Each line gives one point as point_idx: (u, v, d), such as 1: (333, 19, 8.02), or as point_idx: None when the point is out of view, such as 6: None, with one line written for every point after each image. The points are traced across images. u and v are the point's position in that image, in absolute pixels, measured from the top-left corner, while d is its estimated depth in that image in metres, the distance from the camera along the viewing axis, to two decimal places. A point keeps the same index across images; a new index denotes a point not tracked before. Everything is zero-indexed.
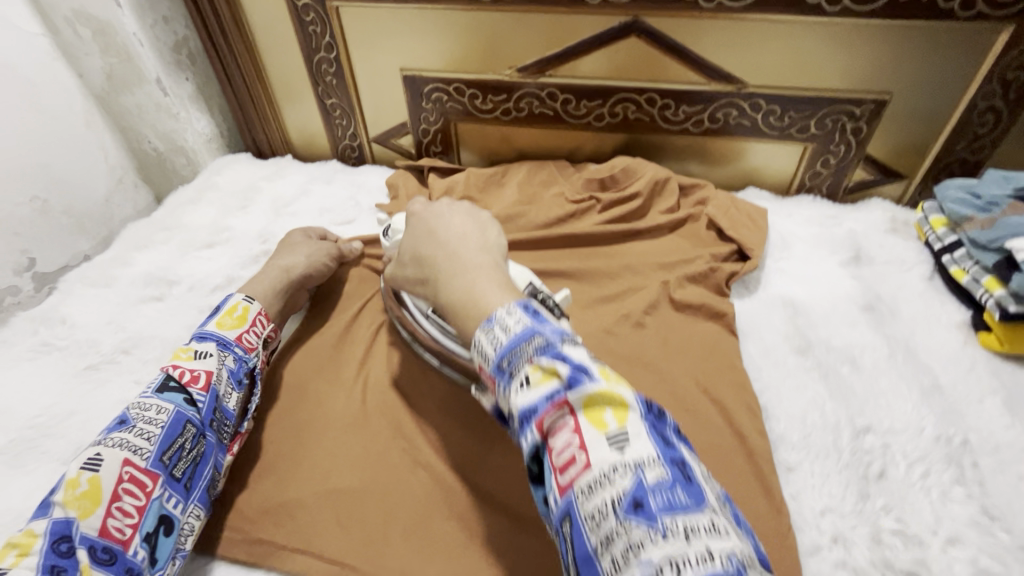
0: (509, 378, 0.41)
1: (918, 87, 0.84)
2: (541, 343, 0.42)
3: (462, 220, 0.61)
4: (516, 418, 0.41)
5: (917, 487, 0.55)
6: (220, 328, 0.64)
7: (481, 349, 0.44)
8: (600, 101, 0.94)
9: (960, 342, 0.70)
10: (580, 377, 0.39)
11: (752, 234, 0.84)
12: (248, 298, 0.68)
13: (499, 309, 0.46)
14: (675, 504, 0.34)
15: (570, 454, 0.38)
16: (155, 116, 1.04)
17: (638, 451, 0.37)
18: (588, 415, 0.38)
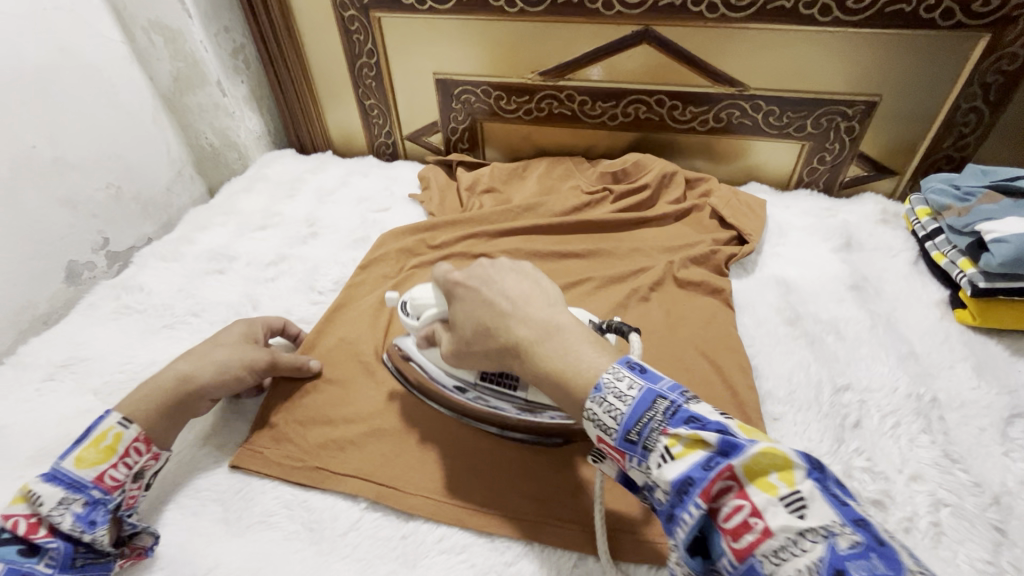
0: (644, 452, 0.42)
1: (906, 89, 0.92)
2: (668, 408, 0.42)
3: (513, 278, 0.56)
4: (664, 491, 0.40)
5: (887, 435, 0.63)
6: (77, 466, 0.53)
7: (596, 418, 0.44)
8: (614, 102, 1.04)
9: (937, 317, 0.78)
10: (735, 442, 0.38)
11: (751, 222, 0.93)
12: (124, 420, 0.57)
13: (606, 374, 0.45)
14: (881, 574, 0.31)
15: (740, 522, 0.36)
16: (213, 115, 1.15)
17: (822, 516, 0.35)
18: (753, 482, 0.37)
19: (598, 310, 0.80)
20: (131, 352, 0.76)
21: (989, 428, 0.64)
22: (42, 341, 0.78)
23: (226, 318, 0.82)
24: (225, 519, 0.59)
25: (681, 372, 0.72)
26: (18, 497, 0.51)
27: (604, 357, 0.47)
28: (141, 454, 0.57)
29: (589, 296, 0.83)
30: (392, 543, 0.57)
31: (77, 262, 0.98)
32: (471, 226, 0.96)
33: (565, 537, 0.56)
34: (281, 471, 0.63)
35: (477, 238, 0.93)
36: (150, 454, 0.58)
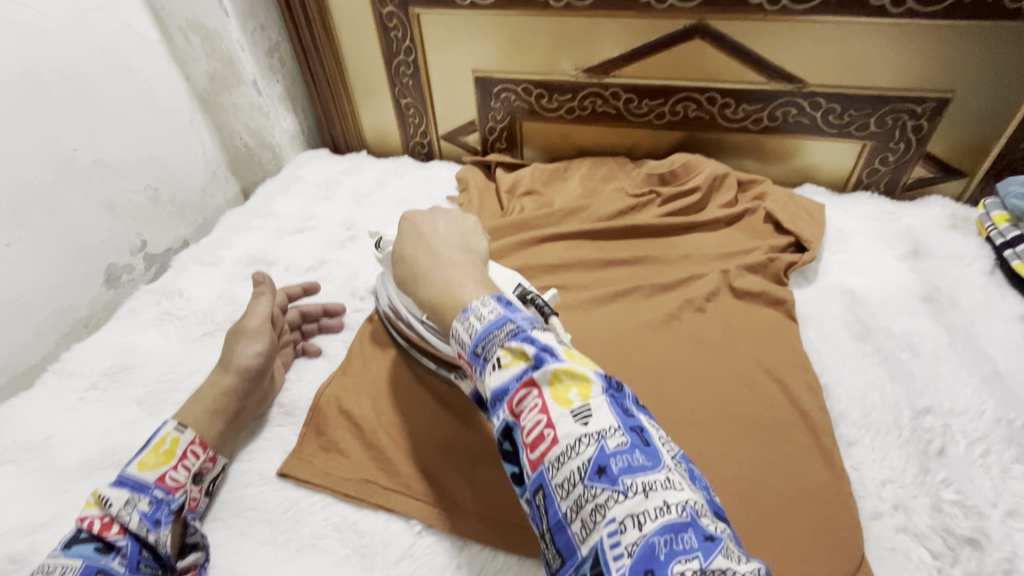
0: (483, 363, 0.45)
1: (982, 85, 0.86)
2: (512, 330, 0.45)
3: (442, 226, 0.61)
4: (489, 399, 0.44)
5: (977, 464, 0.58)
6: (138, 469, 0.55)
7: (458, 337, 0.48)
8: (662, 100, 0.99)
9: (1021, 332, 0.72)
10: (546, 358, 0.42)
11: (810, 227, 0.87)
12: (179, 425, 0.59)
13: (475, 301, 0.49)
14: (637, 466, 0.37)
15: (538, 430, 0.40)
16: (248, 115, 1.14)
17: (601, 421, 0.39)
18: (553, 392, 0.41)
19: (651, 321, 0.76)
20: (174, 360, 0.75)
21: None
22: (85, 347, 0.77)
23: None
24: (274, 541, 0.57)
25: (744, 390, 0.67)
26: (87, 501, 0.53)
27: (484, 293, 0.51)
28: (198, 459, 0.58)
29: (641, 306, 0.79)
30: (447, 572, 0.54)
31: (116, 265, 0.98)
32: (514, 230, 0.93)
33: None
34: (331, 484, 0.61)
35: (521, 243, 0.90)
36: (206, 460, 0.59)
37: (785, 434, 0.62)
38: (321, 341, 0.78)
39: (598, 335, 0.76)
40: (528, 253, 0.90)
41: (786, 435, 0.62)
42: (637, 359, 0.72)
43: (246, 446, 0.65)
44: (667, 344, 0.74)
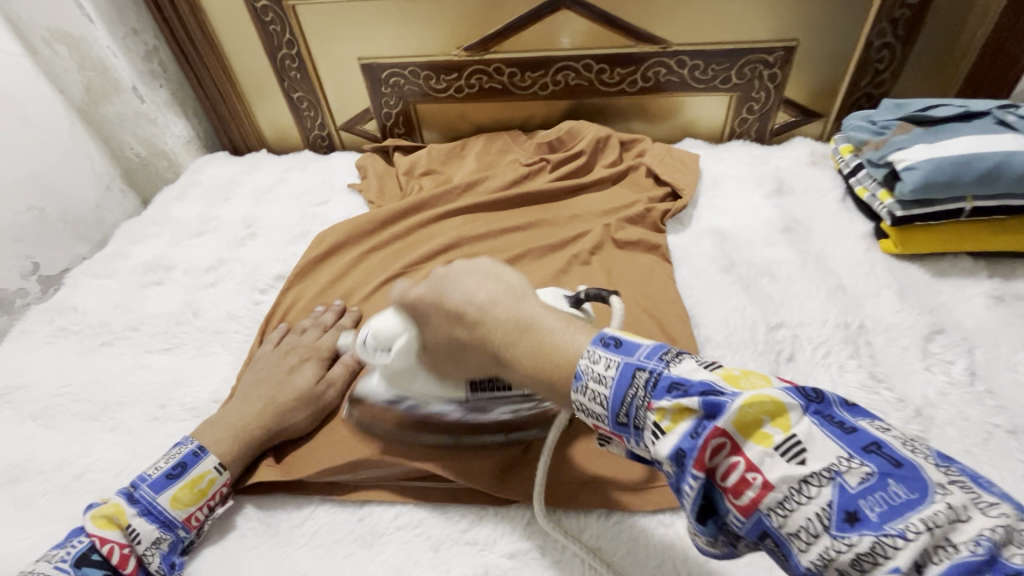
0: (636, 432, 0.38)
1: (820, 32, 0.94)
2: (650, 379, 0.37)
3: (471, 280, 0.51)
4: (666, 468, 0.36)
5: (819, 364, 0.66)
6: (171, 506, 0.54)
7: (585, 408, 0.40)
8: (542, 71, 1.03)
9: (863, 249, 0.81)
10: (718, 402, 0.34)
11: (684, 176, 0.95)
12: (219, 467, 0.58)
13: (581, 359, 0.40)
14: (899, 502, 0.29)
15: (737, 479, 0.33)
16: (135, 124, 1.11)
17: (822, 456, 0.32)
18: (749, 436, 0.33)
19: (541, 279, 0.81)
20: (70, 373, 0.74)
21: (911, 346, 0.67)
22: None
23: (166, 328, 0.80)
24: None
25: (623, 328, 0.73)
26: (103, 521, 0.52)
27: (588, 334, 0.42)
28: (221, 503, 0.59)
29: (533, 266, 0.84)
30: (349, 527, 0.57)
31: (6, 290, 0.95)
32: (412, 209, 0.95)
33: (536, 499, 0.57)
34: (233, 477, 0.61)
35: (418, 221, 0.92)
36: (225, 505, 0.59)
37: None
38: (222, 336, 0.78)
39: None
40: (427, 229, 0.92)
41: None
42: None
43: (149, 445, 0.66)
44: None
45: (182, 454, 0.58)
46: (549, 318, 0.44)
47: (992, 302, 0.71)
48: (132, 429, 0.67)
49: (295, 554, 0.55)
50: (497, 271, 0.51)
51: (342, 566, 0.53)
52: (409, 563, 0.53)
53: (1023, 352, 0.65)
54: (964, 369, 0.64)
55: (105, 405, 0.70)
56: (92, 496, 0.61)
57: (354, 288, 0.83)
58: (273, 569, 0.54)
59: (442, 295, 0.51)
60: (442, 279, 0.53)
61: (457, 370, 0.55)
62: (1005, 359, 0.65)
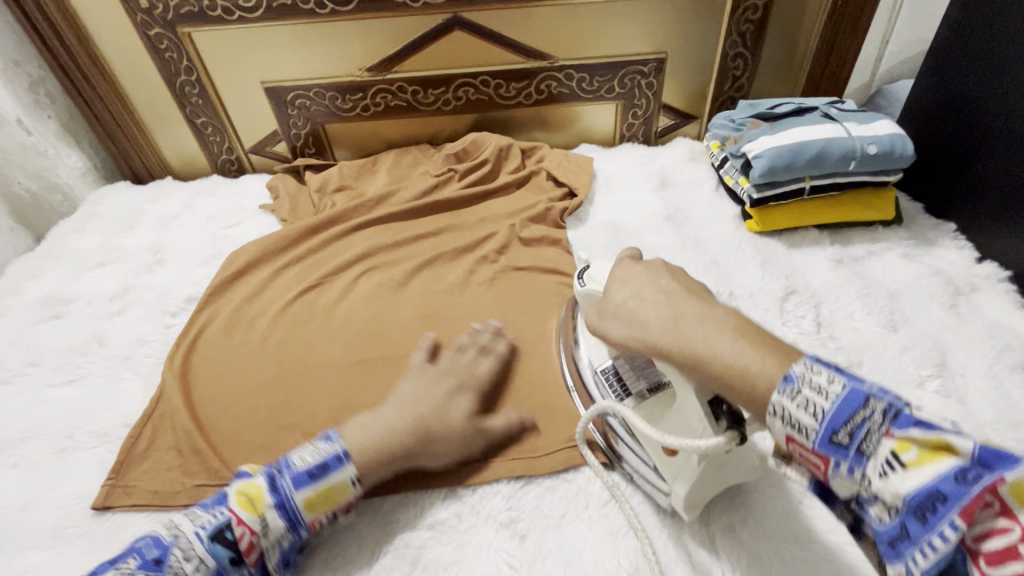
0: (861, 457, 0.37)
1: (684, 45, 1.08)
2: (887, 410, 0.37)
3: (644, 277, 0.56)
4: (897, 511, 0.35)
5: None
6: (305, 507, 0.53)
7: (788, 416, 0.40)
8: (444, 88, 1.10)
9: (733, 229, 0.93)
10: (996, 451, 0.33)
11: (579, 177, 1.04)
12: (355, 480, 0.55)
13: (795, 366, 0.41)
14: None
15: (1002, 545, 0.31)
16: (22, 156, 1.06)
17: None
18: None
19: (453, 279, 0.86)
20: None
21: (772, 307, 0.78)
22: None
23: (69, 361, 0.77)
24: (94, 549, 0.57)
25: (525, 314, 0.80)
26: (244, 500, 0.52)
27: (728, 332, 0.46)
28: (342, 513, 0.57)
29: (445, 269, 0.89)
30: None
31: None
32: (325, 224, 0.97)
33: (454, 479, 0.61)
34: (145, 498, 0.61)
35: (333, 234, 0.95)
36: (345, 516, 0.57)
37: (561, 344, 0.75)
38: (131, 362, 0.77)
39: (408, 302, 0.84)
40: (341, 242, 0.95)
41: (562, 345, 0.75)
42: (443, 312, 0.81)
43: (58, 475, 0.64)
44: (469, 297, 0.84)
45: (327, 454, 0.55)
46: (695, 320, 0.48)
47: (834, 265, 0.84)
48: (35, 463, 0.65)
49: None
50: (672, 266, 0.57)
51: None
52: (334, 550, 0.56)
53: (857, 303, 0.78)
54: (812, 321, 0.76)
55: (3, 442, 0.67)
56: None
57: (270, 303, 0.84)
58: None
59: (633, 272, 0.57)
60: (626, 265, 0.58)
61: (608, 332, 0.55)
62: (844, 310, 0.77)
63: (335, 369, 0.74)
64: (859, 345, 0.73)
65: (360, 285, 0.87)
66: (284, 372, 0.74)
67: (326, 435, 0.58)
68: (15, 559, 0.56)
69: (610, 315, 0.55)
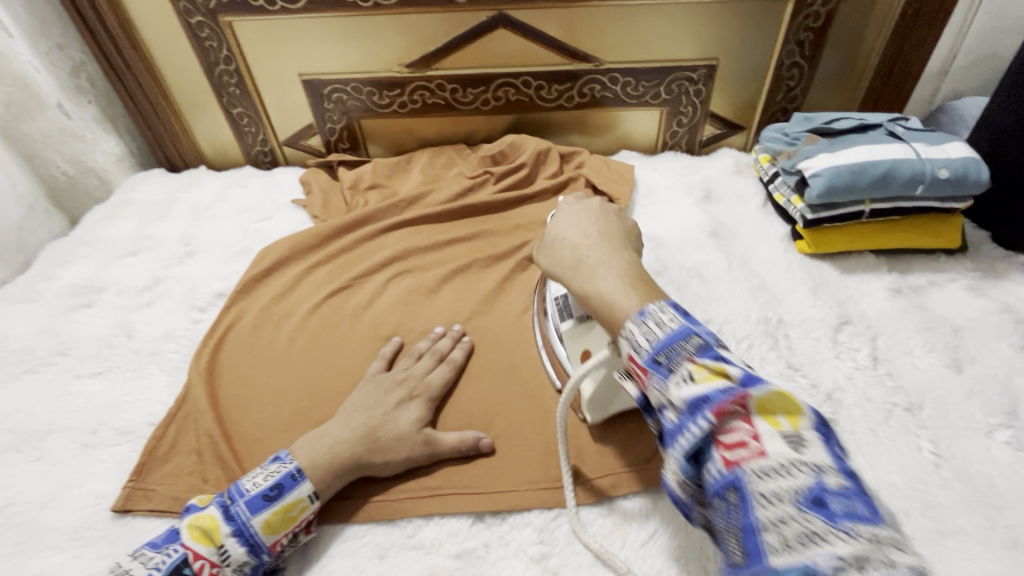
0: (667, 373, 0.43)
1: (737, 52, 1.02)
2: (699, 343, 0.43)
3: (582, 223, 0.61)
4: (676, 409, 0.42)
5: (744, 356, 0.71)
6: (262, 530, 0.52)
7: (631, 337, 0.47)
8: (483, 87, 1.07)
9: (781, 250, 0.88)
10: (753, 378, 0.40)
11: (619, 186, 1.00)
12: (313, 496, 0.55)
13: (651, 306, 0.48)
14: (859, 513, 0.34)
15: (736, 439, 0.38)
16: (61, 141, 1.06)
17: (817, 457, 0.37)
18: (762, 417, 0.39)
19: (486, 287, 0.83)
20: None
21: (823, 337, 0.73)
22: None
23: (97, 352, 0.77)
24: (114, 554, 0.56)
25: None
26: (198, 533, 0.51)
27: (647, 297, 0.50)
28: (306, 532, 0.56)
29: (477, 276, 0.86)
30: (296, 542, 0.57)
31: None
32: (357, 223, 0.95)
33: (483, 504, 0.58)
34: (167, 503, 0.60)
35: (365, 234, 0.93)
36: (309, 534, 0.56)
37: None
38: (158, 357, 0.76)
39: (438, 310, 0.81)
40: (373, 242, 0.93)
41: None
42: (475, 322, 0.79)
43: (82, 472, 0.63)
44: (502, 309, 0.80)
45: (279, 475, 0.55)
46: (611, 272, 0.53)
47: (892, 295, 0.79)
48: (59, 458, 0.64)
49: None
50: (614, 214, 0.63)
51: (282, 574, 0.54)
52: (356, 572, 0.54)
53: (917, 338, 0.73)
54: (868, 355, 0.71)
55: (29, 433, 0.67)
56: (14, 532, 0.58)
57: (298, 303, 0.82)
58: None
59: (577, 214, 0.62)
60: (571, 206, 0.64)
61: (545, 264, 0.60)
62: (903, 344, 0.72)
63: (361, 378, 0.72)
64: (919, 384, 0.67)
65: (390, 288, 0.84)
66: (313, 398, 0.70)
67: (276, 456, 0.58)
68: (35, 558, 0.55)
69: (547, 245, 0.61)
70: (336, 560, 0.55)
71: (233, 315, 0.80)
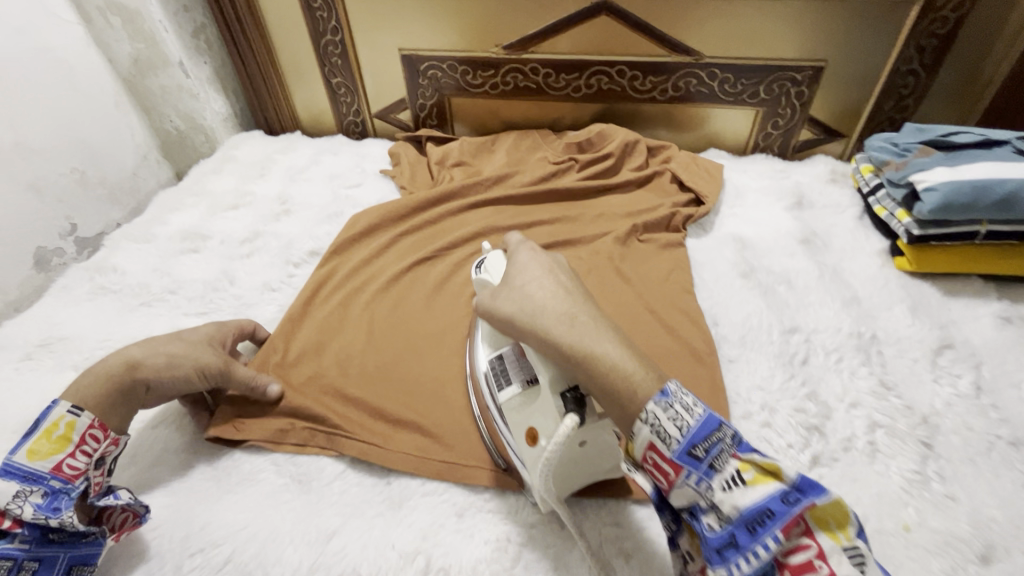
0: (711, 470, 0.41)
1: (848, 56, 0.98)
2: (732, 438, 0.43)
3: (539, 272, 0.55)
4: (732, 519, 0.40)
5: (832, 369, 0.69)
6: (29, 459, 0.51)
7: (661, 427, 0.42)
8: (577, 74, 1.07)
9: (878, 265, 0.84)
10: (806, 481, 0.41)
11: (708, 183, 0.98)
12: (74, 408, 0.54)
13: (675, 386, 0.44)
14: None
15: (805, 558, 0.39)
16: (177, 97, 1.15)
17: (870, 564, 0.39)
18: (819, 525, 0.39)
19: None
20: (110, 329, 0.77)
21: (921, 359, 0.70)
22: (16, 324, 0.78)
23: (203, 294, 0.83)
24: (215, 477, 0.61)
25: (629, 323, 0.76)
26: None
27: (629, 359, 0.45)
28: (99, 445, 0.54)
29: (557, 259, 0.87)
30: (378, 489, 0.60)
31: (46, 249, 0.97)
32: (442, 198, 0.98)
33: None
34: (263, 434, 0.64)
35: (451, 209, 0.95)
36: (106, 445, 0.55)
37: (672, 363, 0.71)
38: (258, 305, 0.81)
39: None
40: (458, 217, 0.95)
41: (672, 364, 0.71)
42: None
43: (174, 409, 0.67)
44: None
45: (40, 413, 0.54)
46: (585, 331, 0.47)
47: (1001, 323, 0.74)
48: None
49: (326, 512, 0.57)
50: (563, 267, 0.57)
51: (370, 525, 0.56)
52: (434, 526, 0.56)
53: None
54: (970, 383, 0.67)
55: None
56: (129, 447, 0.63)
57: (384, 268, 0.86)
58: (303, 524, 0.56)
59: (530, 261, 0.57)
60: (524, 254, 0.59)
61: (498, 310, 0.54)
62: (1010, 376, 0.68)
63: (439, 343, 0.74)
64: None
65: (471, 263, 0.86)
66: (392, 358, 0.73)
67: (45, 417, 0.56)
68: (145, 472, 0.60)
69: (504, 295, 0.55)
70: (414, 506, 0.58)
71: (324, 272, 0.84)
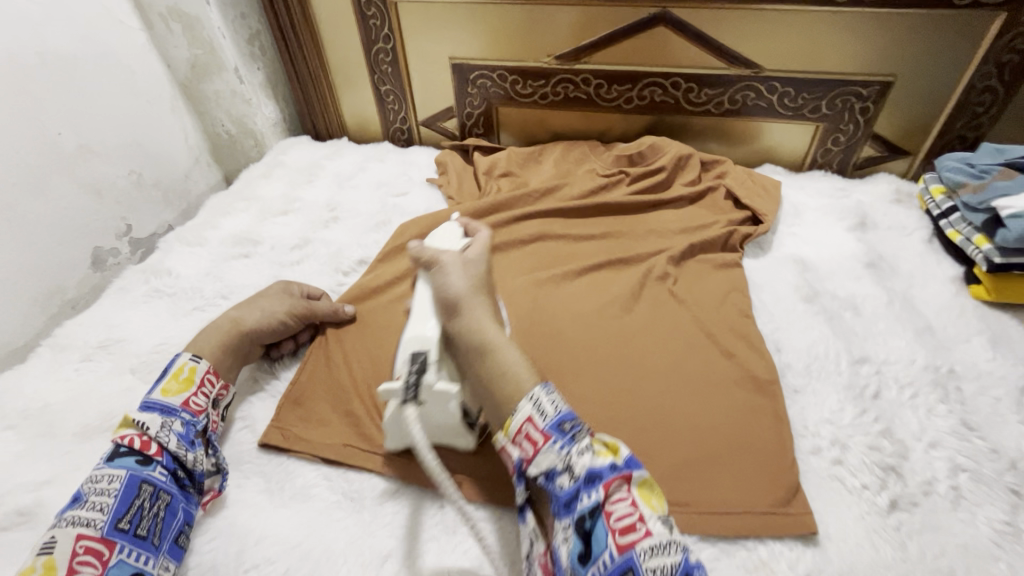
0: (571, 440, 0.50)
1: (918, 70, 0.93)
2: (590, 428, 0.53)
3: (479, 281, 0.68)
4: (574, 478, 0.48)
5: (906, 405, 0.65)
6: (164, 395, 0.59)
7: (537, 403, 0.52)
8: (630, 85, 1.04)
9: (952, 293, 0.79)
10: (636, 461, 0.50)
11: (765, 202, 0.94)
12: (195, 357, 0.64)
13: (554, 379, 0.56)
14: None
15: (626, 520, 0.45)
16: (231, 102, 1.16)
17: (677, 537, 0.46)
18: (641, 493, 0.48)
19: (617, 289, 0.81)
20: (165, 333, 0.78)
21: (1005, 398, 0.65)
22: (76, 324, 0.80)
23: None
24: (268, 489, 0.61)
25: (683, 347, 0.73)
26: (119, 426, 0.57)
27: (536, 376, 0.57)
28: (213, 390, 0.63)
29: (607, 276, 0.85)
30: (430, 512, 0.59)
31: (102, 249, 0.99)
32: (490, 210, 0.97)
33: None
34: (311, 448, 0.64)
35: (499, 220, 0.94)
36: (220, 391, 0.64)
37: (731, 391, 0.67)
38: None
39: (569, 302, 0.80)
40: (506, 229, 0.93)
41: (731, 392, 0.67)
42: (603, 318, 0.77)
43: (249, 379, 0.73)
44: (629, 316, 0.78)
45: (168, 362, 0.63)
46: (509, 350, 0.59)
47: None
48: None
49: (379, 533, 0.56)
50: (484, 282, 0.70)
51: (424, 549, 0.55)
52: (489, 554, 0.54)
53: None
54: None
55: None
56: None
57: None
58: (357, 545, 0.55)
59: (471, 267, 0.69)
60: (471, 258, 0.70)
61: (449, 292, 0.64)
62: None
63: None
64: None
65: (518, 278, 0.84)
66: None
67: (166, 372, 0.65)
68: None
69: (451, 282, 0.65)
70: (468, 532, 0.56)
71: (372, 281, 0.84)
